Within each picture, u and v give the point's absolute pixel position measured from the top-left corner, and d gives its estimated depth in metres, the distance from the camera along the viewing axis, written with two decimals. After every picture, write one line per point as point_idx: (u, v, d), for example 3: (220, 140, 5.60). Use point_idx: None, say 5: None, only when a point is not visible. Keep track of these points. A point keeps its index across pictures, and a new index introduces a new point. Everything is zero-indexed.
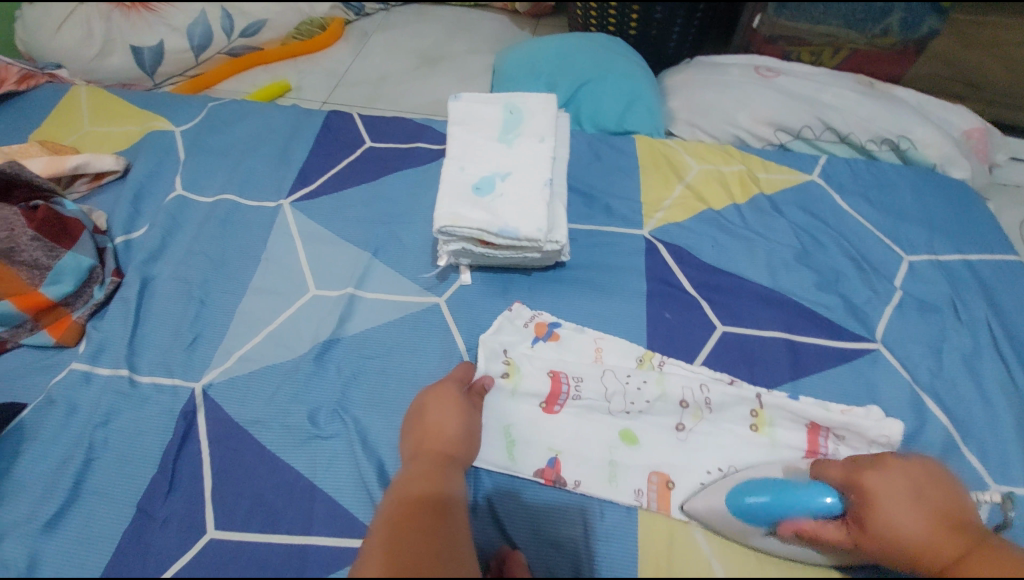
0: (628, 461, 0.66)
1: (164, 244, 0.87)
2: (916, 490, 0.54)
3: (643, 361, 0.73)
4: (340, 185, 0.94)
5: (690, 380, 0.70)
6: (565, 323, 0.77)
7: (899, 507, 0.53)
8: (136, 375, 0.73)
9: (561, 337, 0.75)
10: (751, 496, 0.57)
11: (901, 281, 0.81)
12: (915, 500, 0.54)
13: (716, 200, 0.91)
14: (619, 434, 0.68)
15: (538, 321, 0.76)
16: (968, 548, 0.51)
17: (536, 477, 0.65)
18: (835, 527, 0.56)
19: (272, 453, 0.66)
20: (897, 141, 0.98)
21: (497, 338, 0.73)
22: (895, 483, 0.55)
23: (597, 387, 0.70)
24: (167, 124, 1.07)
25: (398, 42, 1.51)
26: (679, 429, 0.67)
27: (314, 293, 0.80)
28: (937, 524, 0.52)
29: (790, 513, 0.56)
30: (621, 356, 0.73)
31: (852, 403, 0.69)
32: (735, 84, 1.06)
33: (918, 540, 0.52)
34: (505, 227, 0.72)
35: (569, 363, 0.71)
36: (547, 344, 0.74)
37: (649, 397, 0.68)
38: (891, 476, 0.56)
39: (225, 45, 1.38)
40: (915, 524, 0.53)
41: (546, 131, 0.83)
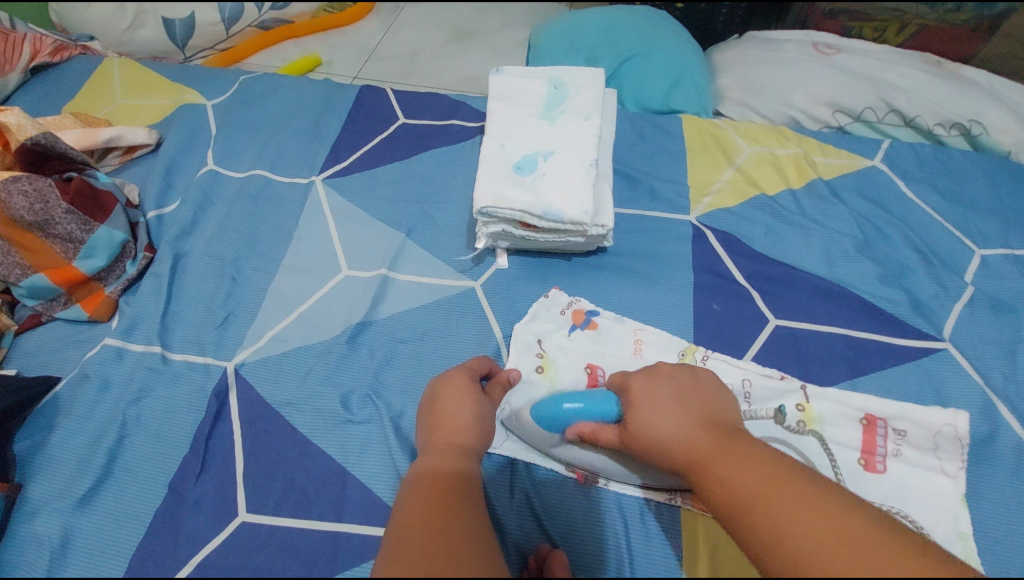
0: None
1: (196, 220, 0.85)
2: (678, 395, 0.55)
3: (686, 355, 0.69)
4: (373, 162, 0.91)
5: (732, 375, 0.67)
6: (604, 312, 0.73)
7: (657, 407, 0.55)
8: (168, 352, 0.72)
9: (599, 326, 0.71)
10: (569, 402, 0.59)
11: (972, 277, 0.75)
12: (676, 403, 0.55)
13: (769, 185, 0.85)
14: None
15: (576, 309, 0.73)
16: (716, 441, 0.52)
17: (569, 472, 0.62)
18: (609, 428, 0.57)
19: (304, 437, 0.64)
20: (969, 126, 0.90)
21: (531, 328, 0.71)
22: (660, 387, 0.56)
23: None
24: (199, 98, 1.05)
25: (430, 16, 1.46)
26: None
27: (346, 274, 0.78)
28: (694, 424, 0.53)
29: (571, 415, 0.59)
30: (663, 351, 0.69)
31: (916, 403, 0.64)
32: (790, 62, 0.99)
33: (672, 436, 0.53)
34: (548, 209, 0.69)
35: (606, 357, 0.68)
36: (584, 333, 0.71)
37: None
38: (660, 379, 0.57)
39: (256, 18, 1.35)
40: (672, 422, 0.53)
41: (592, 108, 0.78)
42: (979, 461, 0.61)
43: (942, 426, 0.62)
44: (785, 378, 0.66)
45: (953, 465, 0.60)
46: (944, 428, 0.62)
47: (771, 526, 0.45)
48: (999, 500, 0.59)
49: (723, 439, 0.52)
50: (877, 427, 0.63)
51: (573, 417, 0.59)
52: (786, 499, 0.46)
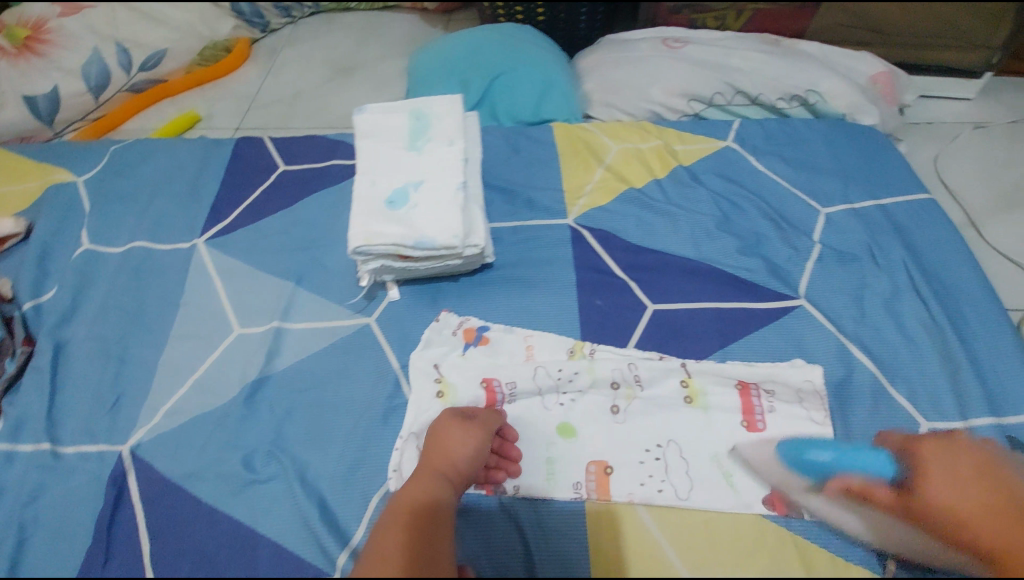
0: (567, 455, 0.66)
1: (76, 304, 0.83)
2: (978, 469, 0.57)
3: (575, 351, 0.73)
4: (256, 215, 0.91)
5: (618, 360, 0.71)
6: (493, 325, 0.76)
7: (947, 476, 0.56)
8: (59, 446, 0.70)
9: (491, 340, 0.75)
10: (816, 452, 0.60)
11: (820, 235, 0.82)
12: (975, 477, 0.56)
13: (637, 179, 0.91)
14: (557, 428, 0.68)
15: (466, 327, 0.76)
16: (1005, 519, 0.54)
17: (478, 490, 0.64)
18: (887, 489, 0.57)
19: (210, 506, 0.64)
20: (806, 96, 1.00)
21: (426, 355, 0.73)
22: (954, 460, 0.58)
23: (530, 388, 0.70)
24: (68, 175, 1.01)
25: (309, 55, 1.46)
26: (615, 411, 0.68)
27: (238, 333, 0.78)
28: (983, 498, 0.55)
29: (820, 464, 0.60)
30: (553, 351, 0.74)
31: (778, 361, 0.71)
32: (644, 60, 1.06)
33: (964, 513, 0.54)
34: (420, 239, 0.71)
35: (502, 368, 0.72)
36: (477, 349, 0.74)
37: (581, 387, 0.70)
38: (949, 453, 0.58)
39: (126, 82, 1.32)
40: (966, 499, 0.55)
41: (455, 134, 0.81)
42: (838, 403, 0.68)
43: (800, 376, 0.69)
44: (664, 358, 0.71)
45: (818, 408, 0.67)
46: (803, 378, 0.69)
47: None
48: (857, 434, 0.66)
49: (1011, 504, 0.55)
50: (752, 390, 0.68)
51: (831, 468, 0.59)
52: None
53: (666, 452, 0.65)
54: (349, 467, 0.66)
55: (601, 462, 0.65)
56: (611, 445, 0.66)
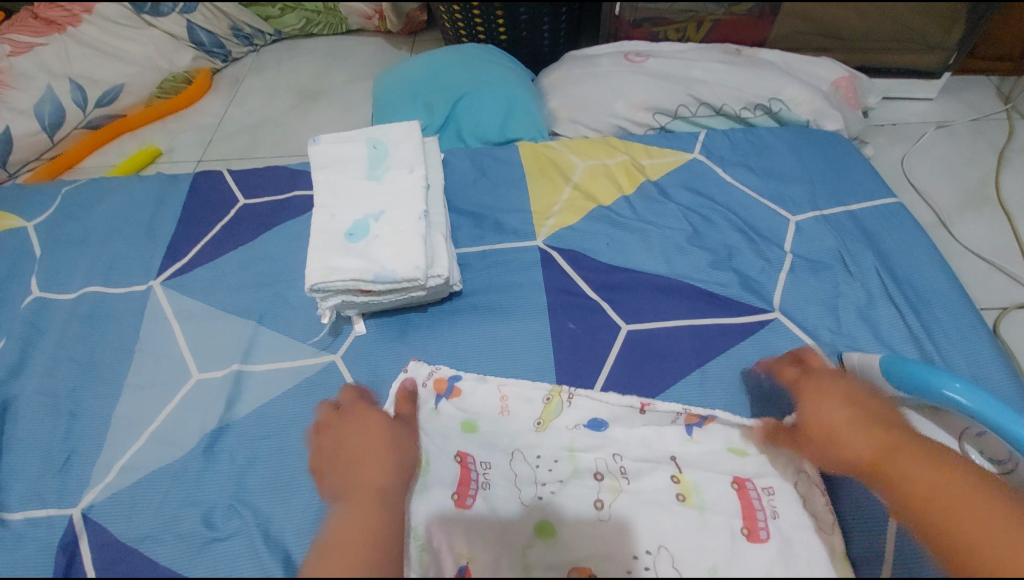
0: (547, 539, 0.54)
1: (25, 357, 0.78)
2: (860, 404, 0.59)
3: (552, 399, 0.68)
4: (215, 253, 0.88)
5: (603, 450, 0.63)
6: (465, 374, 0.71)
7: (833, 401, 0.60)
8: (5, 513, 0.65)
9: (462, 392, 0.69)
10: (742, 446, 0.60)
11: (791, 244, 0.81)
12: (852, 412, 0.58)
13: (605, 196, 0.90)
14: (533, 528, 0.55)
15: (436, 377, 0.70)
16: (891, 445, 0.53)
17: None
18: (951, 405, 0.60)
19: (167, 569, 0.60)
20: (770, 104, 1.00)
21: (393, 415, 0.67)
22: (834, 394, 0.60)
23: (504, 474, 0.61)
24: (19, 220, 0.97)
25: (272, 82, 1.44)
26: (599, 505, 0.56)
27: (197, 378, 0.74)
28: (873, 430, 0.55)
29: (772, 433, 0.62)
30: (527, 405, 0.68)
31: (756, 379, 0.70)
32: (607, 75, 1.05)
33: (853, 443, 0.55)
34: (381, 272, 0.69)
35: (478, 444, 0.64)
36: (448, 404, 0.68)
37: (560, 477, 0.60)
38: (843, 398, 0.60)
39: (83, 118, 1.28)
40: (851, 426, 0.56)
41: (415, 160, 0.79)
42: None
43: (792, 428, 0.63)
44: (646, 410, 0.65)
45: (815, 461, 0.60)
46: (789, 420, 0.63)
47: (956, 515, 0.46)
48: None
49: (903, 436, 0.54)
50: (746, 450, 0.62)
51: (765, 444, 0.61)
52: (969, 502, 0.47)
53: (658, 560, 0.50)
54: (316, 517, 0.62)
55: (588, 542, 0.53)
56: (593, 550, 0.52)
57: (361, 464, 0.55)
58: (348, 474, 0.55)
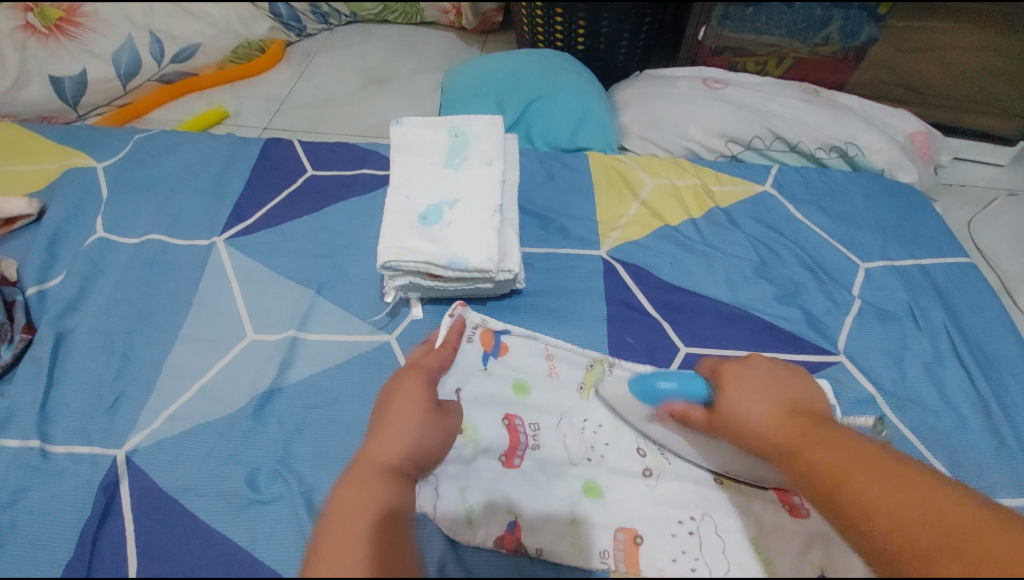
0: (593, 518, 0.59)
1: (83, 293, 0.79)
2: (765, 383, 0.59)
3: (595, 364, 0.72)
4: (280, 218, 0.88)
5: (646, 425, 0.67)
6: (513, 331, 0.74)
7: (751, 389, 0.59)
8: (49, 445, 0.65)
9: (510, 347, 0.72)
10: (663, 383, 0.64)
11: (859, 290, 0.80)
12: (763, 389, 0.58)
13: (672, 216, 0.89)
14: (581, 487, 0.62)
15: (485, 330, 0.72)
16: (801, 425, 0.54)
17: (497, 547, 0.58)
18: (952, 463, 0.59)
19: (206, 524, 0.60)
20: (846, 148, 0.98)
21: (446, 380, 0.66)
22: (754, 380, 0.60)
23: (555, 438, 0.65)
24: (89, 160, 0.98)
25: (342, 62, 1.46)
26: (646, 473, 0.63)
27: (252, 338, 0.74)
28: (782, 410, 0.56)
29: (664, 390, 0.64)
30: (572, 368, 0.72)
31: None
32: (682, 98, 1.05)
33: (761, 420, 0.56)
34: (453, 259, 0.69)
35: (525, 408, 0.67)
36: (497, 358, 0.71)
37: (605, 442, 0.66)
38: (754, 369, 0.61)
39: (156, 72, 1.31)
40: (762, 409, 0.56)
41: (494, 154, 0.79)
42: None
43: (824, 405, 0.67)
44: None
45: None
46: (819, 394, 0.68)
47: (867, 500, 0.45)
48: None
49: (815, 422, 0.54)
50: None
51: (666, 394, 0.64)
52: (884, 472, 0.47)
53: (701, 526, 0.58)
54: None
55: (630, 530, 0.58)
56: (639, 512, 0.60)
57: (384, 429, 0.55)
58: (378, 432, 0.55)
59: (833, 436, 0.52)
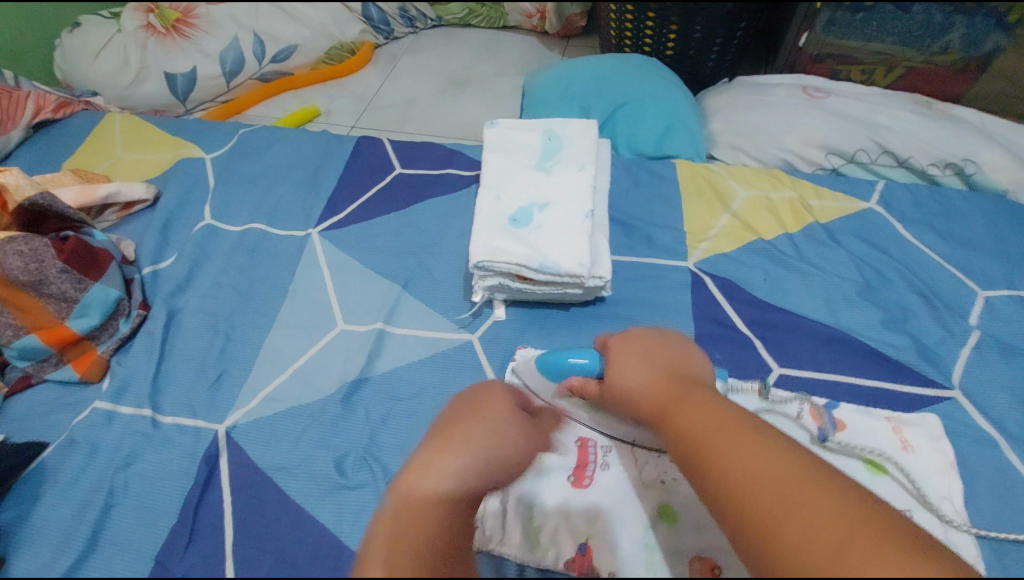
0: (665, 546, 0.58)
1: (191, 276, 0.85)
2: (643, 353, 0.58)
3: None
4: (369, 214, 0.91)
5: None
6: None
7: (629, 361, 0.58)
8: (159, 415, 0.70)
9: None
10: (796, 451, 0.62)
11: (978, 320, 0.73)
12: (641, 359, 0.57)
13: (766, 229, 0.85)
14: (654, 510, 0.60)
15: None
16: (668, 390, 0.52)
17: (566, 571, 0.57)
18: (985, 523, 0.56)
19: (296, 504, 0.62)
20: (963, 165, 0.90)
21: (512, 401, 0.68)
22: (634, 349, 0.59)
23: (628, 457, 0.64)
24: (198, 151, 1.05)
25: (427, 64, 1.50)
26: None
27: (341, 328, 0.77)
28: (656, 377, 0.54)
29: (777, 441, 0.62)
30: None
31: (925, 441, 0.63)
32: (778, 108, 1.01)
33: (636, 389, 0.55)
34: (544, 262, 0.68)
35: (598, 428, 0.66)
36: None
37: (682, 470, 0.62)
38: (632, 340, 0.60)
39: (256, 70, 1.38)
40: (639, 378, 0.56)
41: (586, 158, 0.78)
42: (995, 514, 0.59)
43: (929, 440, 0.63)
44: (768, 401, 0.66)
45: (954, 487, 0.60)
46: (923, 428, 0.64)
47: (715, 466, 0.44)
48: None
49: (683, 383, 0.53)
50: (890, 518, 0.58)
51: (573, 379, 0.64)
52: (735, 437, 0.45)
53: None
54: None
55: (708, 559, 0.56)
56: (716, 541, 0.57)
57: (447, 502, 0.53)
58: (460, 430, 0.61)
59: (698, 398, 0.50)
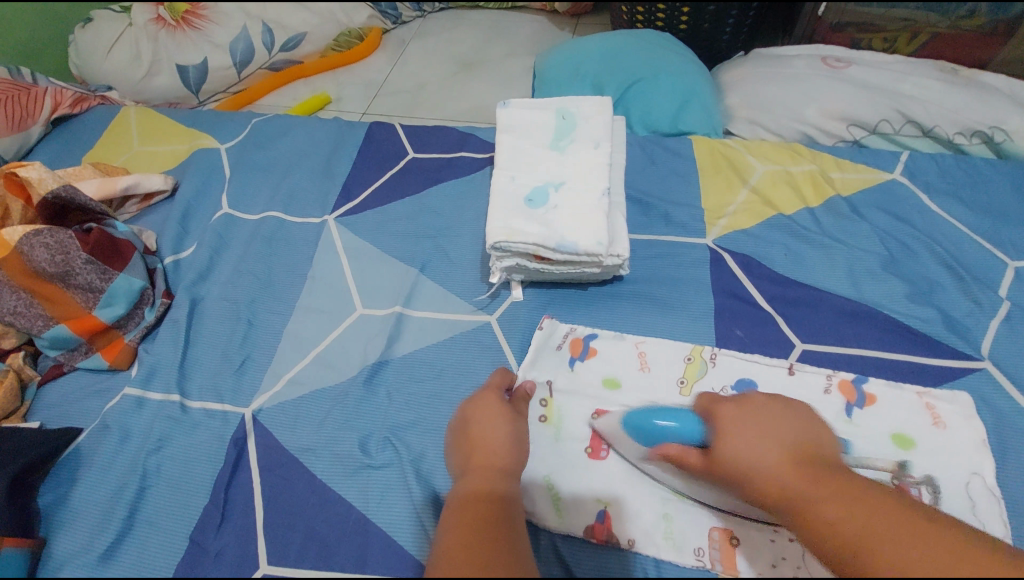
0: (685, 515, 0.58)
1: (211, 264, 0.86)
2: (763, 427, 0.53)
3: (694, 358, 0.69)
4: (384, 199, 0.92)
5: None
6: (601, 334, 0.72)
7: (749, 434, 0.52)
8: (187, 401, 0.72)
9: (599, 350, 0.71)
10: (657, 420, 0.57)
11: (1008, 291, 0.72)
12: (763, 433, 0.52)
13: (786, 204, 0.84)
14: None
15: (573, 338, 0.72)
16: (815, 480, 0.49)
17: (587, 537, 0.58)
18: (697, 452, 0.54)
19: (322, 484, 0.63)
20: (990, 133, 0.87)
21: (534, 371, 0.69)
22: (751, 417, 0.54)
23: None
24: (214, 142, 1.06)
25: (436, 48, 1.48)
26: None
27: (361, 312, 0.78)
28: (789, 461, 0.50)
29: (661, 432, 0.56)
30: (667, 362, 0.69)
31: (953, 409, 0.62)
32: (796, 79, 0.98)
33: (767, 470, 0.50)
34: (562, 242, 0.68)
35: (617, 403, 0.66)
36: (586, 361, 0.70)
37: None
38: (749, 411, 0.54)
39: (267, 59, 1.38)
40: (767, 455, 0.51)
41: (602, 136, 0.77)
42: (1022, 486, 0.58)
43: (962, 417, 0.62)
44: (795, 371, 0.66)
45: (985, 465, 0.59)
46: (956, 403, 0.63)
47: (889, 560, 0.43)
48: None
49: (830, 474, 0.49)
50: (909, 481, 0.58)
51: (664, 433, 0.56)
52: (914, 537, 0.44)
53: None
54: None
55: (727, 530, 0.57)
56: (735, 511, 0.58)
57: (483, 476, 0.52)
58: (469, 439, 0.56)
59: (817, 473, 0.49)
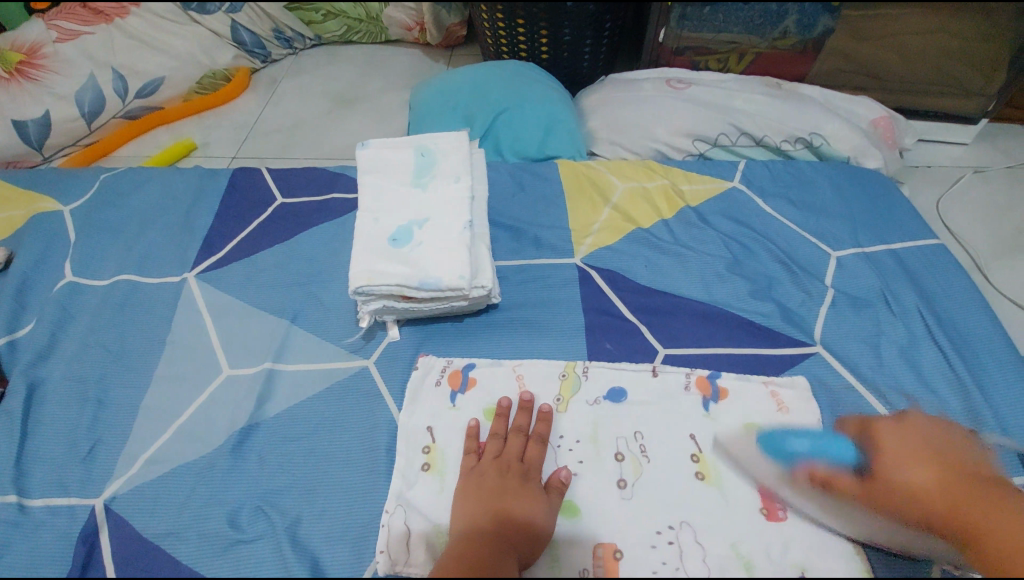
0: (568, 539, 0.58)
1: (53, 341, 0.78)
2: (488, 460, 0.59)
3: (567, 374, 0.71)
4: (250, 249, 0.88)
5: (622, 430, 0.66)
6: (478, 362, 0.73)
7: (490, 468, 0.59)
8: (26, 500, 0.64)
9: (477, 380, 0.71)
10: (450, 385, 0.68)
11: (832, 279, 0.81)
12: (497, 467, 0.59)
13: (644, 218, 0.89)
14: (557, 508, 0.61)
15: (451, 370, 0.72)
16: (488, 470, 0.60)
17: None
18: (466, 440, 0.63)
19: (188, 568, 0.59)
20: (810, 138, 0.99)
21: (414, 418, 0.68)
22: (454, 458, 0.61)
23: None
24: (55, 203, 0.97)
25: (309, 85, 1.46)
26: (622, 485, 0.62)
27: (229, 373, 0.74)
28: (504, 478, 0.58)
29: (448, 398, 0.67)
30: (544, 381, 0.71)
31: (788, 387, 0.69)
32: (646, 100, 1.06)
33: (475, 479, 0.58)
34: (425, 280, 0.69)
35: None
36: (466, 394, 0.70)
37: (582, 459, 0.64)
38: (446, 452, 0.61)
39: (121, 108, 1.30)
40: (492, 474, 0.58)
41: (462, 170, 0.79)
42: None
43: (801, 399, 0.68)
44: (657, 373, 0.71)
45: None
46: (796, 387, 0.69)
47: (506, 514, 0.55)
48: None
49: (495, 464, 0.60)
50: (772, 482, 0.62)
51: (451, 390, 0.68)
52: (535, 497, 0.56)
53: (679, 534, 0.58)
54: (344, 527, 0.61)
55: (608, 546, 0.58)
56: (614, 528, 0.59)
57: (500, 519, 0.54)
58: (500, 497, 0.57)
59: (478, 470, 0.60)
